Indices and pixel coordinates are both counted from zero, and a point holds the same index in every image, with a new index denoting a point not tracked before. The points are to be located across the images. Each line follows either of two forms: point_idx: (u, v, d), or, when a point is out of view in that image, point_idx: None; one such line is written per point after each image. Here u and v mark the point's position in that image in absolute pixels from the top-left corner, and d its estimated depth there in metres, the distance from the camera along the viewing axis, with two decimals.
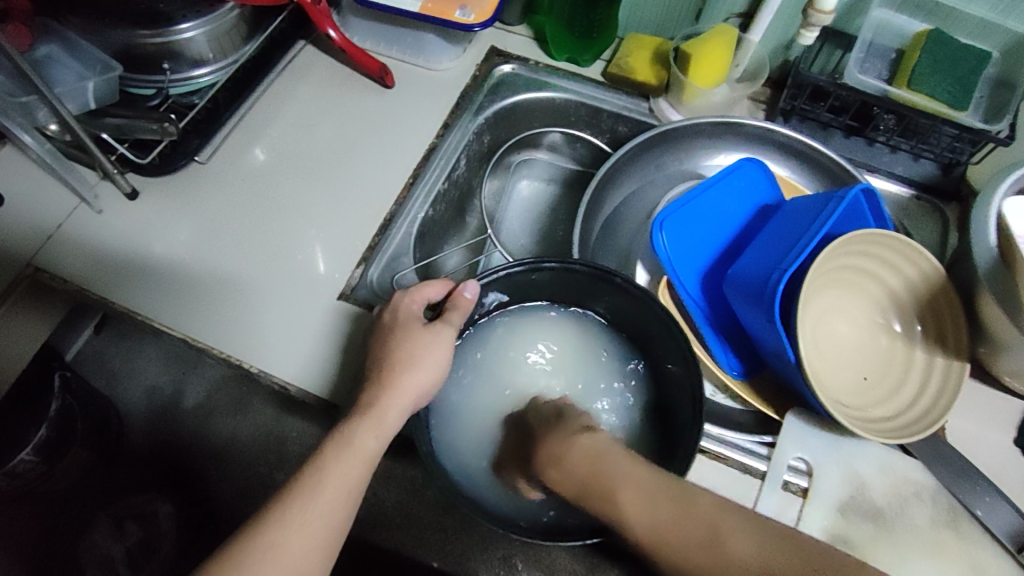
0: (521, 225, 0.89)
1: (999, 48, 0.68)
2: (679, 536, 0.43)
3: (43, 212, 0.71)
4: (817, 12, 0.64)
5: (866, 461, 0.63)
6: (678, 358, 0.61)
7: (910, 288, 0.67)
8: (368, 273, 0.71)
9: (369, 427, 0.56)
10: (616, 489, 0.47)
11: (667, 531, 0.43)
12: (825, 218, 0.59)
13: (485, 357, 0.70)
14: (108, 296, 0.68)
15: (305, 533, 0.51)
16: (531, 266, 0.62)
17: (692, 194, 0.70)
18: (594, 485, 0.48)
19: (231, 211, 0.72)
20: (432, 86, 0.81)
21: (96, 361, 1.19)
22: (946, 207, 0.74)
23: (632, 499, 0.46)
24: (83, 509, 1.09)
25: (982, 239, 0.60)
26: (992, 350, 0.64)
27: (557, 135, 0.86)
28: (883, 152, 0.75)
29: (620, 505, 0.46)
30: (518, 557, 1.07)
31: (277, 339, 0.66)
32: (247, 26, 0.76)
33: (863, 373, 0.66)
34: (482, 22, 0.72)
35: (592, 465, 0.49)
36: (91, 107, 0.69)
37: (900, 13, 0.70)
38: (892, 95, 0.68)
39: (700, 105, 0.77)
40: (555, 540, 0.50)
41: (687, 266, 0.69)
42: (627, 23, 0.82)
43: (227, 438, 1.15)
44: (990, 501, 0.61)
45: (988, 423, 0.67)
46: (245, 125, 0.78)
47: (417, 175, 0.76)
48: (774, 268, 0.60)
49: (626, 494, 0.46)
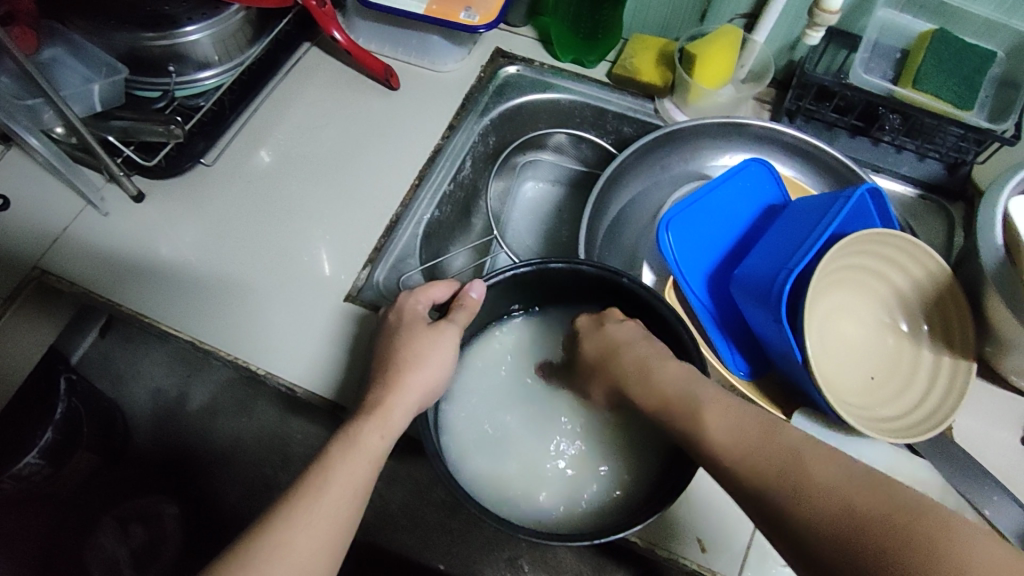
0: (526, 226, 0.89)
1: (1004, 47, 0.68)
2: (760, 459, 0.45)
3: (50, 215, 0.71)
4: (822, 12, 0.65)
5: (874, 461, 0.63)
6: (682, 356, 0.61)
7: (916, 289, 0.67)
8: (374, 275, 0.71)
9: (375, 426, 0.56)
10: (699, 409, 0.50)
11: (746, 454, 0.46)
12: (831, 218, 0.60)
13: (479, 364, 0.69)
14: (115, 299, 0.68)
15: (311, 533, 0.51)
16: (536, 267, 0.62)
17: (699, 193, 0.70)
18: (678, 400, 0.52)
19: (238, 214, 0.72)
20: (437, 88, 0.81)
21: (103, 365, 1.19)
22: (951, 206, 0.74)
23: (716, 419, 0.49)
24: (90, 512, 1.09)
25: (989, 238, 0.61)
26: (999, 349, 0.64)
27: (562, 136, 0.86)
28: (889, 152, 0.75)
29: (703, 422, 0.49)
30: (523, 558, 1.08)
31: (284, 340, 0.66)
32: (252, 28, 0.76)
33: (869, 373, 0.66)
34: (487, 23, 0.72)
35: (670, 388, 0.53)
36: (97, 110, 0.69)
37: (904, 13, 0.70)
38: (897, 96, 0.68)
39: (705, 106, 0.77)
40: (567, 540, 0.49)
41: (693, 267, 0.70)
42: (632, 24, 0.82)
43: (232, 440, 1.14)
44: (998, 501, 0.61)
45: (995, 422, 0.67)
46: (251, 127, 0.78)
47: (422, 176, 0.76)
48: (780, 268, 0.60)
49: (714, 415, 0.49)
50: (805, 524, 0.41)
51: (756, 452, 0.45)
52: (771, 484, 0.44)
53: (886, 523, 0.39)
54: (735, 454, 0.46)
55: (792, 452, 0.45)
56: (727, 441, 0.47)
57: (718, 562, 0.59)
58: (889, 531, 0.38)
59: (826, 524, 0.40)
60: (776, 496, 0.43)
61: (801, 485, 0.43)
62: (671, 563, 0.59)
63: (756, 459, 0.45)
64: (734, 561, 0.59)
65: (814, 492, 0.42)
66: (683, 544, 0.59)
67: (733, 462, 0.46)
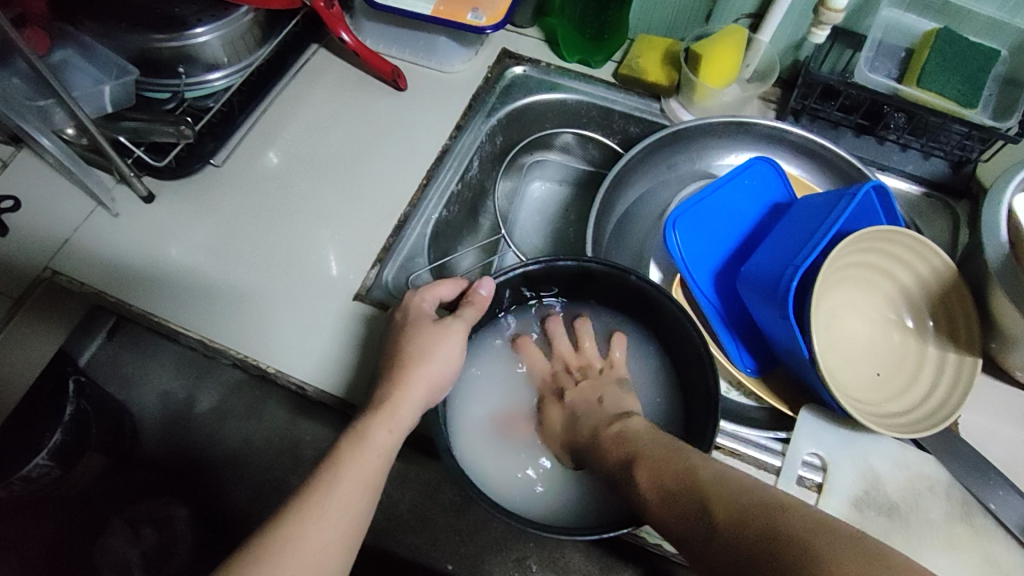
0: (533, 224, 0.89)
1: (1008, 46, 0.69)
2: (673, 507, 0.46)
3: (62, 217, 0.72)
4: (827, 11, 0.65)
5: (880, 456, 0.64)
6: (692, 353, 0.62)
7: (921, 285, 0.67)
8: (383, 274, 0.71)
9: (383, 421, 0.56)
10: (634, 466, 0.51)
11: (666, 503, 0.47)
12: (837, 216, 0.60)
13: (488, 365, 0.70)
14: (126, 299, 0.68)
15: (323, 527, 0.51)
16: (545, 264, 0.63)
17: (705, 191, 0.71)
18: (623, 462, 0.53)
19: (247, 215, 0.73)
20: (444, 88, 0.81)
21: (110, 366, 1.18)
22: (957, 204, 0.74)
23: (644, 472, 0.50)
24: (99, 514, 1.09)
25: (992, 234, 0.61)
26: (1004, 346, 0.65)
27: (569, 135, 0.86)
28: (893, 150, 0.75)
29: (634, 478, 0.50)
30: (531, 558, 1.07)
31: (294, 340, 0.67)
32: (261, 31, 0.77)
33: (876, 369, 0.67)
34: (494, 24, 0.73)
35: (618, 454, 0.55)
36: (108, 111, 0.69)
37: (910, 12, 0.70)
38: (902, 93, 0.69)
39: (710, 105, 0.78)
40: (573, 535, 0.50)
41: (700, 263, 0.70)
42: (638, 22, 0.82)
43: (240, 441, 1.15)
44: (1003, 495, 0.62)
45: (1000, 417, 0.67)
46: (260, 129, 0.78)
47: (431, 176, 0.76)
48: (787, 265, 0.61)
49: (643, 471, 0.50)
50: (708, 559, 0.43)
51: (673, 501, 0.47)
52: (687, 534, 0.45)
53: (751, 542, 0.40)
54: (657, 510, 0.47)
55: (700, 495, 0.45)
56: (653, 499, 0.48)
57: None
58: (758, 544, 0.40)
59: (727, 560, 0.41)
60: (687, 540, 0.45)
61: (704, 529, 0.44)
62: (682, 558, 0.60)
63: (672, 508, 0.46)
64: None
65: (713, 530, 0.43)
66: None
67: (652, 503, 0.48)
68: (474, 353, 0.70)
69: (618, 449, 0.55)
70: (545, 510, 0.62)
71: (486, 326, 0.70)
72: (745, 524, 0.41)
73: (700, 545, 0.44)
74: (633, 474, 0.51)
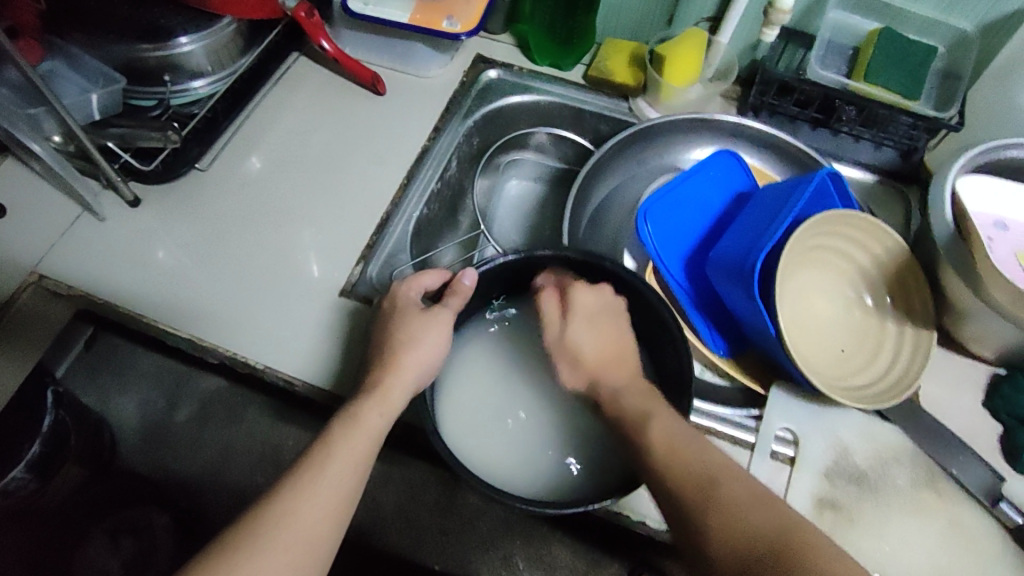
0: (512, 221, 0.92)
1: (945, 43, 0.75)
2: (684, 472, 0.53)
3: (47, 222, 0.73)
4: (776, 12, 0.70)
5: (847, 428, 0.67)
6: (666, 337, 0.65)
7: (878, 265, 0.72)
8: (367, 270, 0.73)
9: (376, 406, 0.58)
10: (647, 418, 0.57)
11: (676, 464, 0.53)
12: (795, 202, 0.64)
13: (472, 358, 0.72)
14: (113, 301, 0.69)
15: (316, 503, 0.53)
16: (524, 255, 0.66)
17: (674, 183, 0.75)
18: (634, 410, 0.58)
19: (231, 217, 0.75)
20: (422, 93, 0.85)
21: (89, 376, 1.18)
22: (907, 189, 0.79)
23: (664, 425, 0.56)
24: (76, 526, 1.08)
25: (939, 215, 0.66)
26: (957, 319, 0.69)
27: (542, 135, 0.90)
28: (848, 141, 0.80)
29: (647, 427, 0.56)
30: (518, 556, 1.09)
31: (281, 334, 0.69)
32: (243, 40, 0.80)
33: (840, 345, 0.70)
34: (468, 31, 0.77)
35: (630, 404, 0.59)
36: (96, 117, 0.73)
37: (855, 13, 0.76)
38: (851, 88, 0.74)
39: (676, 104, 0.82)
40: (557, 508, 0.52)
41: (671, 251, 0.74)
42: (604, 28, 0.87)
43: (224, 450, 1.15)
44: (963, 460, 0.65)
45: (957, 388, 0.71)
46: (243, 135, 0.80)
47: (411, 176, 0.79)
48: (751, 248, 0.65)
49: (656, 424, 0.56)
50: (703, 529, 0.50)
51: (683, 466, 0.53)
52: (689, 499, 0.51)
53: (754, 537, 0.49)
54: (665, 464, 0.53)
55: (710, 467, 0.53)
56: (663, 455, 0.54)
57: None
58: (760, 544, 0.49)
59: (727, 538, 0.49)
60: (686, 504, 0.51)
61: (710, 501, 0.51)
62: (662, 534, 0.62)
63: (680, 470, 0.53)
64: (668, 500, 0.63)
65: (719, 507, 0.51)
66: None
67: (655, 454, 0.54)
68: (459, 342, 0.72)
69: (632, 394, 0.60)
70: (530, 487, 0.64)
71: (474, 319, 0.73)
72: (749, 518, 0.50)
73: (697, 512, 0.51)
74: (647, 426, 0.56)
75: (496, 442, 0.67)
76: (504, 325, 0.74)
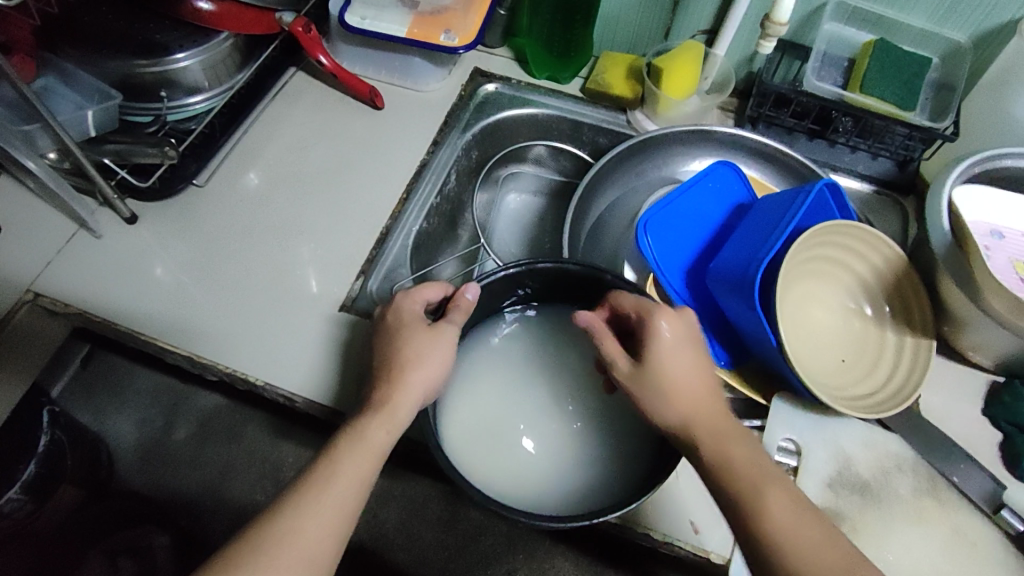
0: (510, 235, 0.92)
1: (938, 53, 0.76)
2: (821, 557, 0.47)
3: (43, 240, 0.73)
4: (773, 24, 0.70)
5: (849, 437, 0.67)
6: None
7: (876, 275, 0.72)
8: (367, 285, 0.73)
9: (382, 423, 0.57)
10: (767, 486, 0.50)
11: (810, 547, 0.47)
12: (794, 212, 0.65)
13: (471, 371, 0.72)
14: (110, 319, 0.69)
15: (319, 521, 0.52)
16: (524, 266, 0.66)
17: (674, 194, 0.75)
18: (749, 473, 0.50)
19: (230, 234, 0.75)
20: (420, 107, 0.85)
21: (85, 395, 1.16)
22: (904, 200, 0.79)
23: (779, 502, 0.49)
24: (75, 547, 1.06)
25: (936, 224, 0.66)
26: (955, 328, 0.69)
27: (541, 148, 0.89)
28: (844, 152, 0.80)
29: (767, 500, 0.49)
30: (520, 572, 1.08)
31: (282, 352, 0.68)
32: (240, 55, 0.80)
33: (840, 355, 0.70)
34: (466, 44, 0.77)
35: (739, 460, 0.51)
36: (91, 134, 0.71)
37: (848, 24, 0.77)
38: (848, 99, 0.74)
39: (673, 116, 0.83)
40: (561, 521, 0.52)
41: (671, 263, 0.74)
42: (602, 41, 0.88)
43: (222, 467, 1.14)
44: (965, 468, 0.65)
45: (957, 396, 0.71)
46: (241, 151, 0.80)
47: (410, 191, 0.79)
48: (752, 259, 0.65)
49: (778, 498, 0.49)
50: None
51: (814, 549, 0.47)
52: None
53: None
54: (795, 547, 0.47)
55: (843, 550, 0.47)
56: (791, 535, 0.47)
57: (708, 541, 0.61)
58: None
59: None
60: None
61: None
62: (668, 548, 0.62)
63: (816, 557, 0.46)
64: (676, 517, 0.62)
65: None
66: (677, 527, 0.62)
67: (783, 534, 0.47)
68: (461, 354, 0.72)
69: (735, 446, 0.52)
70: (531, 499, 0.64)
71: (477, 330, 0.73)
72: None
73: None
74: (767, 497, 0.49)
75: (497, 454, 0.66)
76: (507, 337, 0.74)
